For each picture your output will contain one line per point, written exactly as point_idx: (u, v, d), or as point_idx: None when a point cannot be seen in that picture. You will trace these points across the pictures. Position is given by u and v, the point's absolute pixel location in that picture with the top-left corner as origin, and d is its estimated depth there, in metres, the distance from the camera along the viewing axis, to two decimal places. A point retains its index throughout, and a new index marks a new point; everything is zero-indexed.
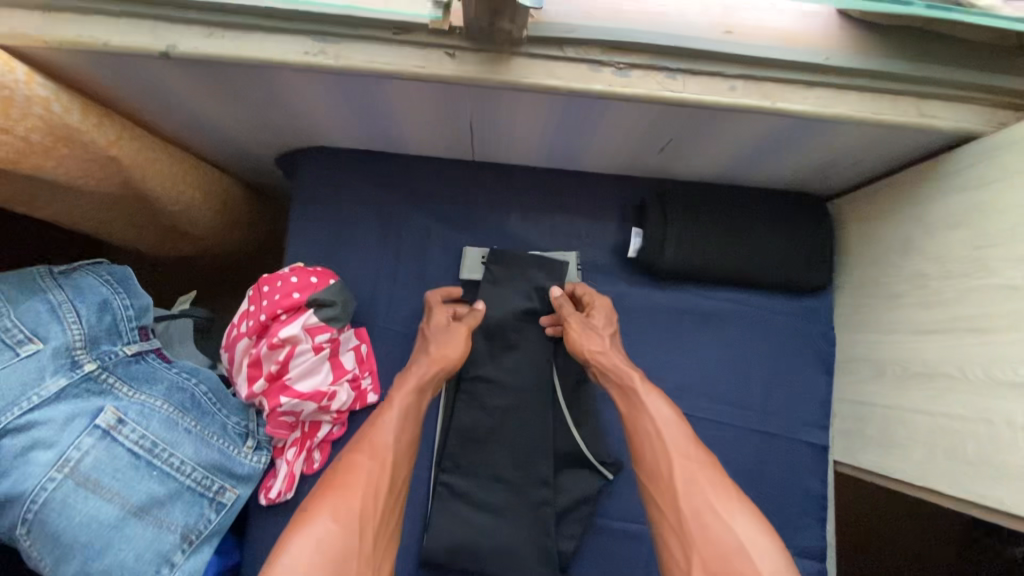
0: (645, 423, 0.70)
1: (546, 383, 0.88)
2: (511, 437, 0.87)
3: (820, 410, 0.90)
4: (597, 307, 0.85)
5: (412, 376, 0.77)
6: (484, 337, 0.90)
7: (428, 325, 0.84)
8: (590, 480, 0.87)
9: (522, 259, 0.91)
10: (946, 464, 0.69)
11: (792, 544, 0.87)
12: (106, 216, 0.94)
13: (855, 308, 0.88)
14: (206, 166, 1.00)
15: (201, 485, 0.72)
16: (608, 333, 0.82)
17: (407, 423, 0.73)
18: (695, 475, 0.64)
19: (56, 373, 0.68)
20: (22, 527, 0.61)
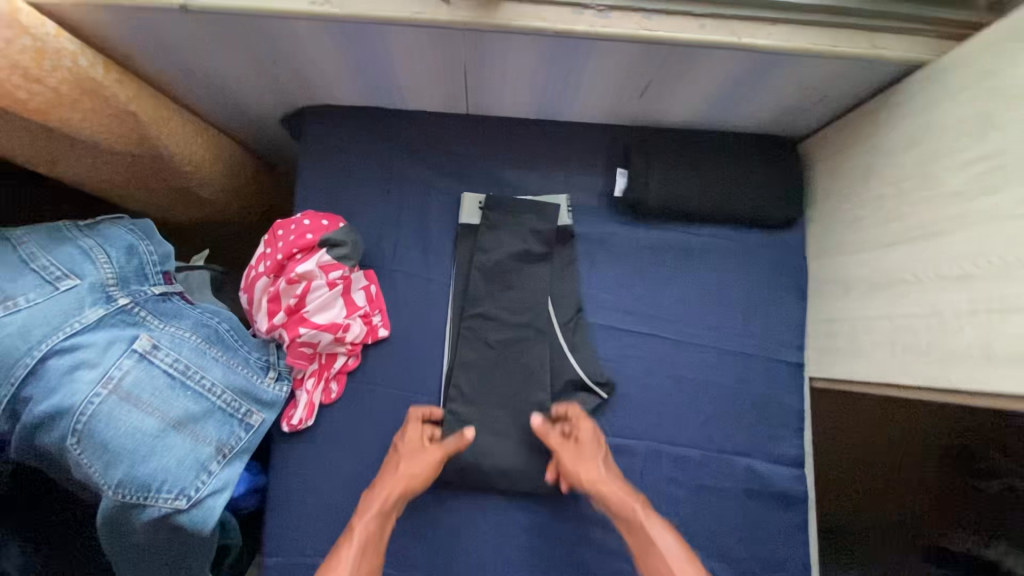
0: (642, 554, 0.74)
1: (543, 314, 0.95)
2: (511, 366, 0.93)
3: (795, 332, 0.98)
4: (579, 431, 0.88)
5: (385, 504, 0.80)
6: (483, 277, 0.95)
7: (401, 443, 0.86)
8: (587, 400, 0.94)
9: (519, 204, 0.96)
10: (905, 358, 0.77)
11: (773, 452, 0.95)
12: (120, 176, 0.99)
13: (825, 235, 0.96)
14: (214, 130, 1.06)
15: (231, 406, 0.78)
16: (597, 458, 0.85)
17: (370, 550, 0.75)
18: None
19: (94, 304, 0.74)
20: (72, 437, 0.67)
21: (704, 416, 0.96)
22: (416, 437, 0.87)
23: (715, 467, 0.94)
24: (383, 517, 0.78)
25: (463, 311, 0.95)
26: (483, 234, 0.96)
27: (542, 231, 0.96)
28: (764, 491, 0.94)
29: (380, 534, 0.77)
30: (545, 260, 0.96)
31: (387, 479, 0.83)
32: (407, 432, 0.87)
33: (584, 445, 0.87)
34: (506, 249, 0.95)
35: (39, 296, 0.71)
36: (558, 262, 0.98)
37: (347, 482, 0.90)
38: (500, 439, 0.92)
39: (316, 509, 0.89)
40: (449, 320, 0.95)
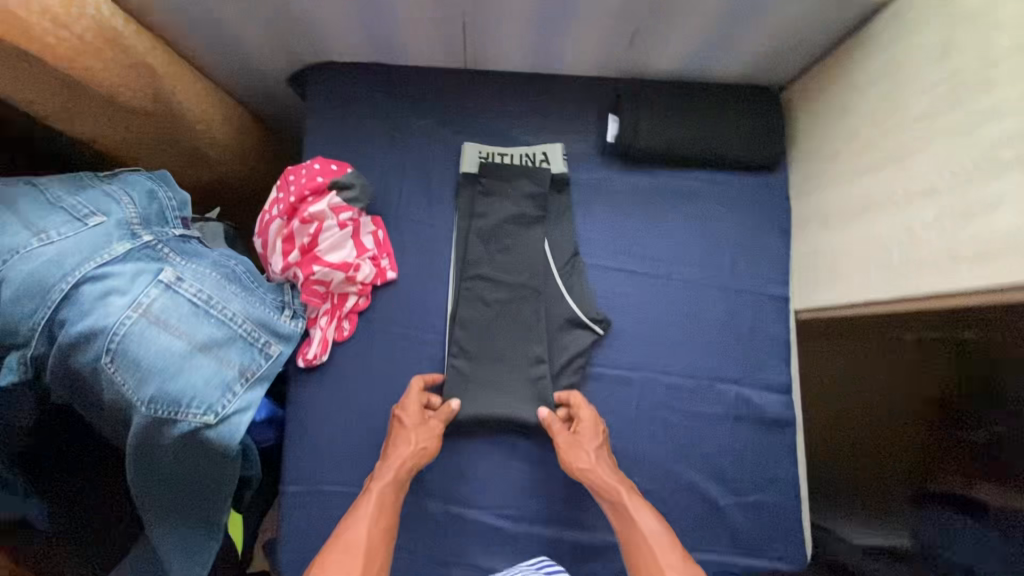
0: (630, 528, 0.81)
1: (541, 273, 1.00)
2: (512, 320, 0.99)
3: (780, 268, 1.04)
4: (580, 414, 0.93)
5: (394, 478, 0.84)
6: (480, 240, 1.00)
7: (407, 417, 0.89)
8: (582, 338, 0.99)
9: (513, 171, 1.02)
10: (878, 275, 0.83)
11: (761, 380, 1.01)
12: (135, 141, 1.03)
13: (805, 174, 1.02)
14: (221, 92, 1.11)
15: (251, 335, 0.83)
16: (595, 439, 0.91)
17: (380, 517, 0.80)
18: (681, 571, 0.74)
19: (121, 239, 0.79)
20: (107, 355, 0.71)
21: (697, 348, 1.01)
22: (416, 413, 0.90)
23: (706, 395, 1.00)
24: (392, 489, 0.84)
25: (463, 271, 0.99)
26: (479, 198, 1.02)
27: (535, 195, 1.01)
28: (754, 416, 1.00)
29: (387, 503, 0.82)
30: (540, 223, 1.02)
31: (392, 454, 0.86)
32: (411, 407, 0.90)
33: (585, 428, 0.91)
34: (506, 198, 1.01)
35: (69, 231, 0.76)
36: (555, 209, 1.03)
37: (360, 415, 0.95)
38: (504, 372, 0.97)
39: (332, 440, 0.94)
40: (450, 279, 1.00)
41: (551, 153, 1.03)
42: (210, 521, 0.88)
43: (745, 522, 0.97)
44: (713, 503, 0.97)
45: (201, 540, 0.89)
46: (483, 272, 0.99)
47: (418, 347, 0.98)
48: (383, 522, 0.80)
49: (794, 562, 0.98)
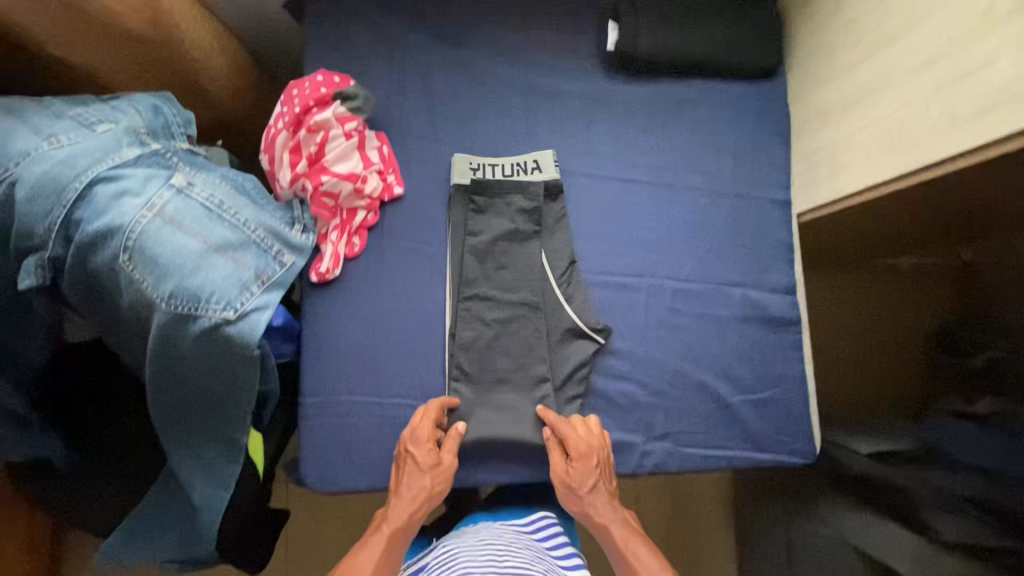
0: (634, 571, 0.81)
1: (540, 289, 0.98)
2: (512, 341, 0.97)
3: (782, 172, 1.06)
4: (585, 437, 0.90)
5: (398, 520, 0.84)
6: (476, 259, 0.99)
7: (416, 450, 0.87)
8: (584, 347, 0.98)
9: (505, 186, 1.00)
10: (884, 156, 0.85)
11: (767, 282, 1.03)
12: (135, 74, 1.02)
13: (803, 77, 1.03)
14: (218, 24, 1.11)
15: (264, 242, 0.84)
16: (601, 468, 0.90)
17: (386, 561, 0.79)
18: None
19: (130, 145, 0.79)
20: (125, 252, 0.72)
21: (703, 253, 1.03)
22: (422, 447, 0.87)
23: (713, 297, 1.02)
24: (395, 532, 0.82)
25: (459, 291, 0.97)
26: (472, 215, 0.99)
27: (528, 210, 1.00)
28: (760, 317, 1.02)
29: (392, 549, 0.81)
30: (536, 237, 1.00)
31: (401, 494, 0.86)
32: (422, 435, 0.88)
33: (593, 454, 0.89)
34: (499, 212, 1.00)
35: (79, 136, 0.76)
36: (551, 218, 1.02)
37: (376, 328, 0.96)
38: (507, 383, 0.97)
39: (347, 353, 0.95)
40: (447, 302, 0.97)
41: (542, 160, 1.02)
42: (229, 440, 0.89)
43: (754, 418, 0.99)
44: (722, 400, 0.99)
45: (222, 461, 0.90)
46: (482, 292, 0.98)
47: (429, 261, 0.99)
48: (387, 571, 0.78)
49: (803, 455, 1.00)
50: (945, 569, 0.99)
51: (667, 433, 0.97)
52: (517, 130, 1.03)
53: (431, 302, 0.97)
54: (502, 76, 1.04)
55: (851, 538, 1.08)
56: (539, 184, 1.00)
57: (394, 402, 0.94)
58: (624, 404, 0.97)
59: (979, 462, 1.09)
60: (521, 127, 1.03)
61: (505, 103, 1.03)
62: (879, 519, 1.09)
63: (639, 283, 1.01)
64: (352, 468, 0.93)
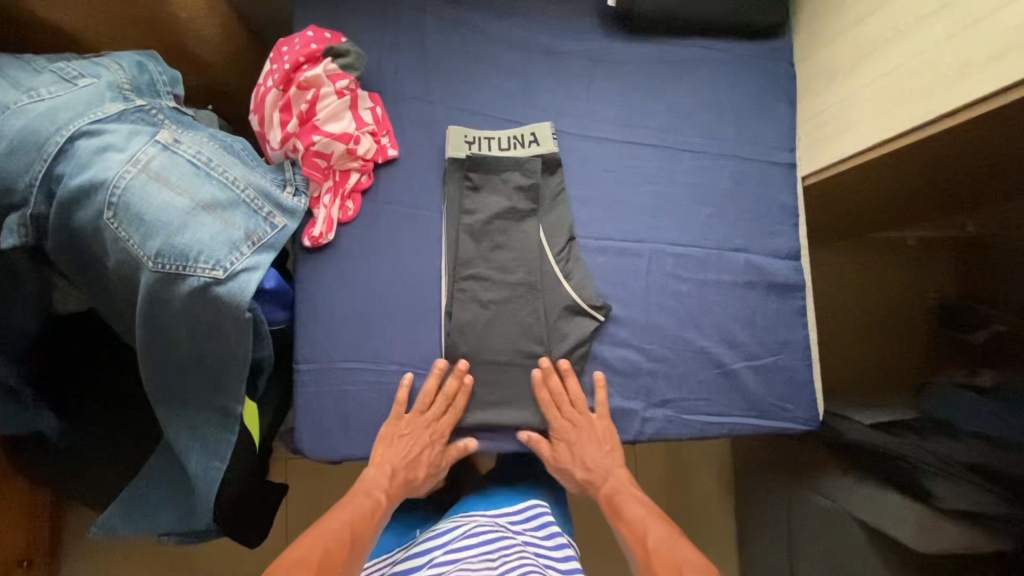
0: (625, 527, 0.86)
1: (538, 267, 0.95)
2: (510, 321, 0.94)
3: (786, 134, 1.03)
4: (589, 415, 0.93)
5: (390, 483, 0.89)
6: (472, 238, 0.96)
7: (428, 432, 0.91)
8: (583, 325, 0.95)
9: (502, 162, 0.97)
10: (892, 110, 0.83)
11: (770, 247, 1.01)
12: (122, 32, 0.99)
13: (810, 35, 1.00)
14: None
15: (255, 203, 0.81)
16: (592, 436, 0.93)
17: (369, 511, 0.85)
18: (675, 561, 0.78)
19: (113, 100, 0.76)
20: (110, 209, 0.70)
21: (705, 218, 1.00)
22: (438, 434, 0.91)
23: (716, 263, 0.99)
24: (385, 497, 0.89)
25: (456, 271, 0.95)
26: (467, 193, 0.97)
27: (526, 187, 0.97)
28: (763, 282, 1.00)
29: (381, 510, 0.87)
30: (533, 216, 0.97)
31: (392, 459, 0.89)
32: (437, 424, 0.91)
33: (591, 431, 0.92)
34: (495, 186, 0.97)
35: (60, 90, 0.73)
36: (548, 194, 0.99)
37: (369, 294, 0.94)
38: (504, 360, 0.94)
39: (342, 320, 0.93)
40: (444, 283, 0.95)
41: (539, 133, 0.98)
42: (223, 407, 0.88)
43: (757, 384, 0.97)
44: (724, 366, 0.97)
45: (219, 429, 0.88)
46: (479, 272, 0.95)
47: (424, 225, 0.96)
48: (361, 525, 0.83)
49: (806, 422, 0.98)
50: (948, 539, 0.99)
51: (667, 400, 0.95)
52: (515, 90, 1.00)
53: (426, 267, 0.95)
54: (499, 35, 1.01)
55: (850, 508, 1.08)
56: (536, 159, 0.97)
57: (390, 369, 0.93)
58: (624, 371, 0.95)
59: (986, 431, 1.08)
60: (519, 88, 1.00)
61: (502, 64, 1.00)
62: (880, 490, 1.08)
63: (639, 248, 0.98)
64: (346, 436, 0.91)
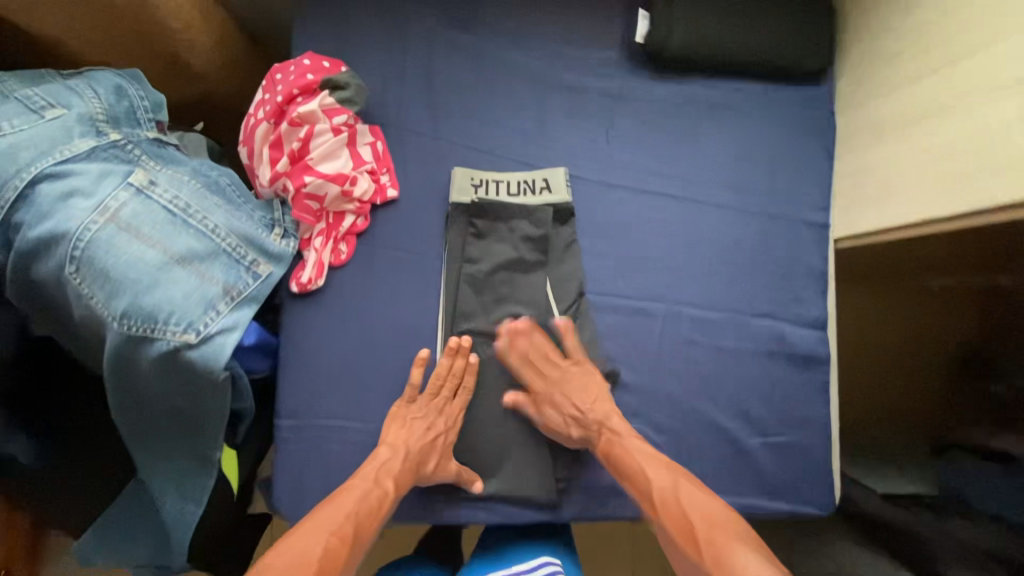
0: (630, 480, 0.79)
1: (542, 326, 0.89)
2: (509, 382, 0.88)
3: (821, 191, 0.94)
4: (566, 365, 0.87)
5: (401, 469, 0.80)
6: (474, 289, 0.88)
7: (441, 418, 0.85)
8: None
9: (509, 208, 0.90)
10: (941, 190, 0.75)
11: (794, 315, 0.93)
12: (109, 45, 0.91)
13: (856, 85, 0.92)
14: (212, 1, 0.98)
15: (236, 251, 0.74)
16: (577, 387, 0.86)
17: (368, 502, 0.75)
18: (684, 511, 0.74)
19: (84, 135, 0.69)
20: (72, 264, 0.63)
21: (727, 279, 0.92)
22: (450, 420, 0.85)
23: (735, 329, 0.92)
24: (394, 486, 0.79)
25: (454, 325, 0.88)
26: (469, 240, 0.89)
27: (534, 237, 0.89)
28: (784, 353, 0.92)
29: (389, 500, 0.77)
30: (541, 268, 0.90)
31: (402, 440, 0.81)
32: (448, 407, 0.85)
33: (574, 381, 0.86)
34: (501, 234, 0.90)
35: (24, 123, 0.66)
36: (558, 244, 0.91)
37: (359, 345, 0.87)
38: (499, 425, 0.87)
39: (329, 372, 0.86)
40: (441, 336, 0.88)
41: (553, 179, 0.91)
42: (202, 455, 0.81)
43: (770, 464, 0.91)
44: (736, 443, 0.90)
45: (195, 477, 0.82)
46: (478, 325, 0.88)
47: (422, 274, 0.89)
48: (365, 518, 0.74)
49: (819, 506, 0.91)
50: None
51: None
52: (528, 128, 0.92)
53: (422, 319, 0.88)
54: (514, 67, 0.93)
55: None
56: (547, 207, 0.90)
57: (377, 428, 0.86)
58: None
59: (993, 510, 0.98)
60: (533, 126, 0.92)
61: (516, 99, 0.92)
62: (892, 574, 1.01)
63: (653, 309, 0.91)
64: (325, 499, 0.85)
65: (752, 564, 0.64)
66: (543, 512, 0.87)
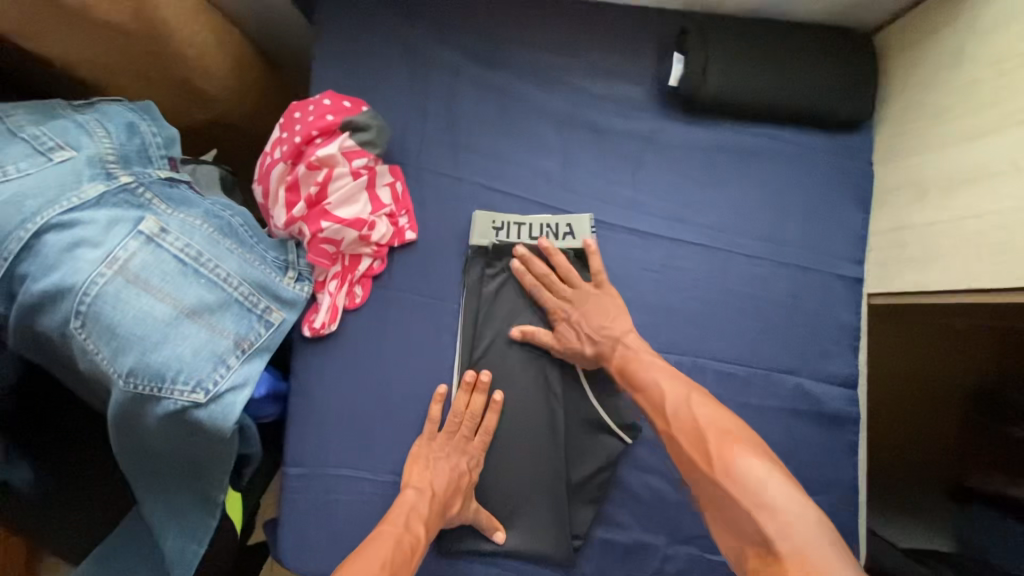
0: (643, 395, 0.74)
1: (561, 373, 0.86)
2: (526, 436, 0.84)
3: (856, 244, 0.91)
4: (586, 285, 0.83)
5: (430, 510, 0.74)
6: (492, 335, 0.85)
7: (464, 457, 0.81)
8: (608, 446, 0.85)
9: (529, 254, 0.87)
10: (991, 259, 0.73)
11: (824, 372, 0.89)
12: (127, 77, 0.88)
13: (897, 138, 0.88)
14: (231, 30, 0.95)
15: (248, 300, 0.71)
16: (596, 306, 0.82)
17: (399, 549, 0.68)
18: (696, 422, 0.67)
19: (93, 179, 0.66)
20: (77, 320, 0.60)
21: (756, 333, 0.89)
22: (473, 459, 0.82)
23: (762, 386, 0.88)
24: (424, 529, 0.73)
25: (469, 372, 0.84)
26: (487, 287, 0.86)
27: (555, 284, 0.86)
28: (813, 411, 0.89)
29: (422, 545, 0.71)
30: None
31: (429, 480, 0.77)
32: (470, 446, 0.82)
33: (590, 302, 0.82)
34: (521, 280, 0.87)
35: (31, 167, 0.63)
36: None
37: (372, 392, 0.84)
38: (515, 480, 0.84)
39: (341, 419, 0.83)
40: (454, 385, 0.85)
41: (576, 225, 0.87)
42: (203, 494, 0.74)
43: None
44: None
45: (197, 514, 0.75)
46: (493, 376, 0.84)
47: (440, 320, 0.86)
48: (401, 565, 0.67)
49: None
50: None
51: (692, 536, 0.85)
52: (554, 171, 0.89)
53: (438, 367, 0.85)
54: (541, 106, 0.89)
55: None
56: (569, 253, 0.86)
57: (389, 480, 0.83)
58: (648, 501, 0.85)
59: None
60: (558, 169, 0.89)
61: (542, 140, 0.89)
62: None
63: (678, 364, 0.87)
64: (334, 552, 0.82)
65: (770, 479, 0.58)
66: (558, 571, 0.84)
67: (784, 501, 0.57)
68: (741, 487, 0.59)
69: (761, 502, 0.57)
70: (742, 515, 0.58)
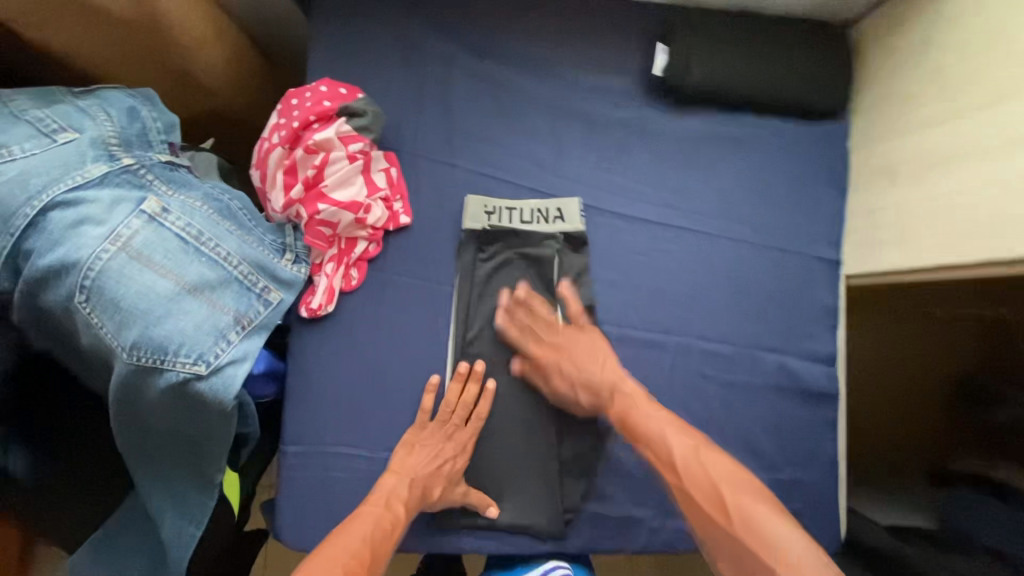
0: (648, 446, 0.78)
1: None
2: (518, 413, 0.87)
3: (834, 227, 0.95)
4: (569, 326, 0.86)
5: (410, 494, 0.79)
6: (484, 315, 0.88)
7: (451, 444, 0.83)
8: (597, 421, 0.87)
9: (520, 236, 0.89)
10: (958, 235, 0.77)
11: (805, 350, 0.93)
12: (125, 67, 0.90)
13: (871, 126, 0.92)
14: (228, 23, 0.97)
15: (248, 279, 0.73)
16: (582, 350, 0.85)
17: (376, 530, 0.74)
18: (710, 478, 0.74)
19: (96, 160, 0.68)
20: (81, 294, 0.62)
21: (739, 313, 0.92)
22: (461, 446, 0.84)
23: (746, 364, 0.91)
24: (403, 511, 0.78)
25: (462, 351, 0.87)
26: (480, 270, 0.88)
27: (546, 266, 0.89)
28: (794, 388, 0.92)
29: (400, 525, 0.76)
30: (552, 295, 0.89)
31: (413, 467, 0.80)
32: (459, 434, 0.84)
33: (576, 346, 0.85)
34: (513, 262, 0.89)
35: (36, 148, 0.65)
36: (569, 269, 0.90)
37: (368, 371, 0.86)
38: (508, 456, 0.86)
39: (337, 397, 0.85)
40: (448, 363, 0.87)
41: (566, 210, 0.90)
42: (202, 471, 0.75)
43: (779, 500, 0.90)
44: None
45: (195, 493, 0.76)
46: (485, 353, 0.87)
47: (434, 301, 0.88)
48: (378, 542, 0.73)
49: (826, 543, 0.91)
50: None
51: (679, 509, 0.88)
52: (544, 157, 0.92)
53: (433, 347, 0.87)
54: (531, 95, 0.92)
55: None
56: (558, 236, 0.89)
57: (384, 456, 0.85)
58: (636, 475, 0.88)
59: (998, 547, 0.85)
60: (549, 156, 0.92)
61: (533, 128, 0.92)
62: None
63: (665, 343, 0.90)
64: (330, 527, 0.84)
65: (782, 533, 0.67)
66: (550, 544, 0.86)
67: (795, 548, 0.66)
68: (761, 541, 0.67)
69: (778, 556, 0.66)
70: (756, 564, 0.67)
